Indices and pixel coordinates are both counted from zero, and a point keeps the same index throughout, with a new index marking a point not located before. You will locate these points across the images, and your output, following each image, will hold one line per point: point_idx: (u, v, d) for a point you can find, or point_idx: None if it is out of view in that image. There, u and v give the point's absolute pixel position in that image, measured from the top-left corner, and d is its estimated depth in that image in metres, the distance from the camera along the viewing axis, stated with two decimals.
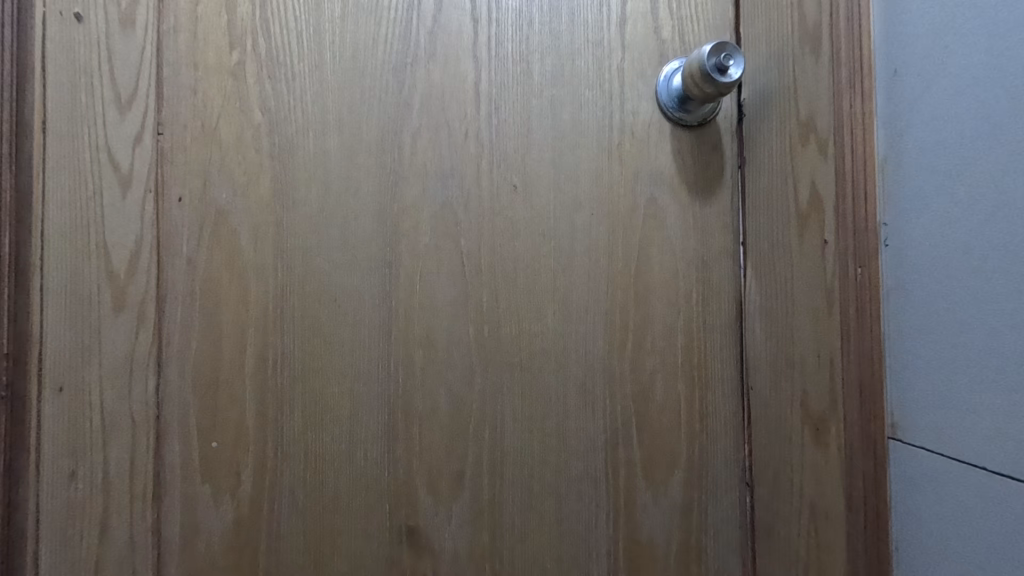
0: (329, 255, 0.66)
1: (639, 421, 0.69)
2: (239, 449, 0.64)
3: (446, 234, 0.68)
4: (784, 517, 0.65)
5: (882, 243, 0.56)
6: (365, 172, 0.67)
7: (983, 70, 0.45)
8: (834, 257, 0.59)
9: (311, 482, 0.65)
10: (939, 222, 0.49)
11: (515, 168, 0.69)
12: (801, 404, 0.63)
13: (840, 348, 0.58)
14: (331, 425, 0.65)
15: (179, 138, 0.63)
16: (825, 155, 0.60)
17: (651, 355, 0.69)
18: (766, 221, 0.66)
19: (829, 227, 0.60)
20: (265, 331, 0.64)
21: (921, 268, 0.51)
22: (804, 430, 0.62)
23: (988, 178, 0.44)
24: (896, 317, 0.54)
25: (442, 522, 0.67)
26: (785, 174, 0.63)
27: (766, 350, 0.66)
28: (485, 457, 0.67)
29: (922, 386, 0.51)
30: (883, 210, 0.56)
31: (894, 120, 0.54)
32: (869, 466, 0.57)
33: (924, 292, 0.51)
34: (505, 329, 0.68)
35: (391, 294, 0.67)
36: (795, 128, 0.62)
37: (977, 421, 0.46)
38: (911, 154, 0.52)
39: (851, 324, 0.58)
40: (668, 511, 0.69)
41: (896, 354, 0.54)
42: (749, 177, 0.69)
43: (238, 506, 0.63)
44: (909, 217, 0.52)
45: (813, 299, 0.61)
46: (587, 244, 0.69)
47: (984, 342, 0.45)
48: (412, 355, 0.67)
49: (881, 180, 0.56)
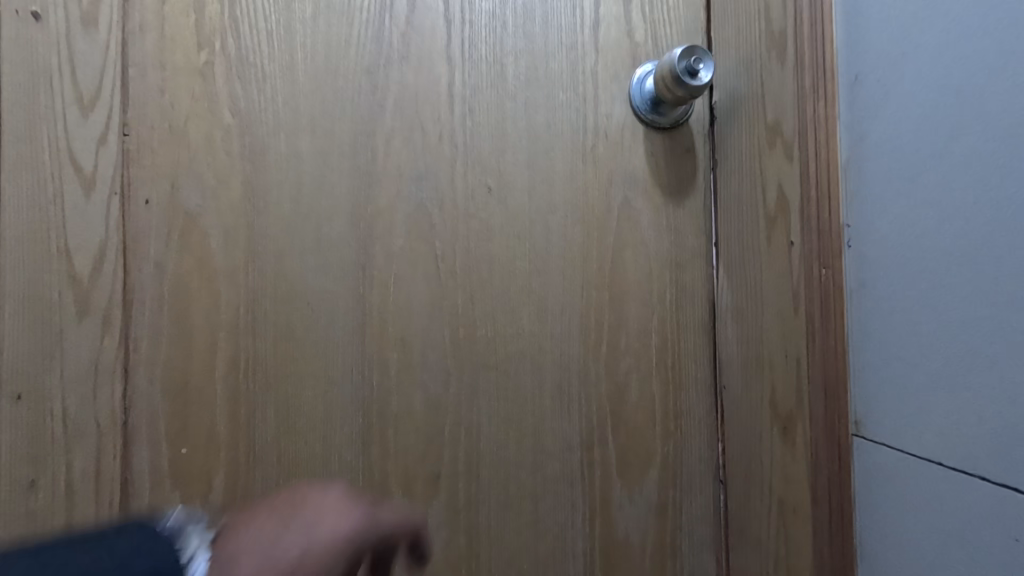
0: (302, 256, 0.65)
1: (615, 420, 0.70)
2: (211, 455, 0.63)
3: (421, 237, 0.68)
4: (755, 517, 0.65)
5: (846, 244, 0.56)
6: (339, 174, 0.66)
7: (947, 75, 0.45)
8: (799, 257, 0.59)
9: (286, 487, 0.64)
10: (904, 224, 0.49)
11: (489, 170, 0.69)
12: (770, 403, 0.63)
13: (806, 348, 0.59)
14: (305, 430, 0.64)
15: (146, 139, 0.62)
16: (791, 158, 0.60)
17: (626, 355, 0.70)
18: (737, 223, 0.67)
19: (794, 230, 0.60)
20: (238, 335, 0.64)
21: (888, 270, 0.51)
22: (774, 431, 0.63)
23: (950, 181, 0.45)
24: (860, 319, 0.55)
25: (417, 525, 0.67)
26: (753, 176, 0.64)
27: (738, 350, 0.67)
28: (461, 458, 0.67)
29: (888, 385, 0.51)
30: (848, 212, 0.56)
31: (856, 123, 0.55)
32: (834, 464, 0.57)
33: (889, 294, 0.51)
34: (480, 331, 0.68)
35: (365, 296, 0.66)
36: (763, 129, 0.63)
37: (943, 419, 0.46)
38: (875, 157, 0.53)
39: (817, 322, 0.58)
40: (643, 510, 0.70)
41: (860, 354, 0.55)
42: (721, 180, 0.70)
43: None
44: (874, 220, 0.53)
45: (782, 300, 0.61)
46: (562, 245, 0.70)
47: (948, 342, 0.45)
48: (387, 357, 0.66)
49: (845, 183, 0.56)
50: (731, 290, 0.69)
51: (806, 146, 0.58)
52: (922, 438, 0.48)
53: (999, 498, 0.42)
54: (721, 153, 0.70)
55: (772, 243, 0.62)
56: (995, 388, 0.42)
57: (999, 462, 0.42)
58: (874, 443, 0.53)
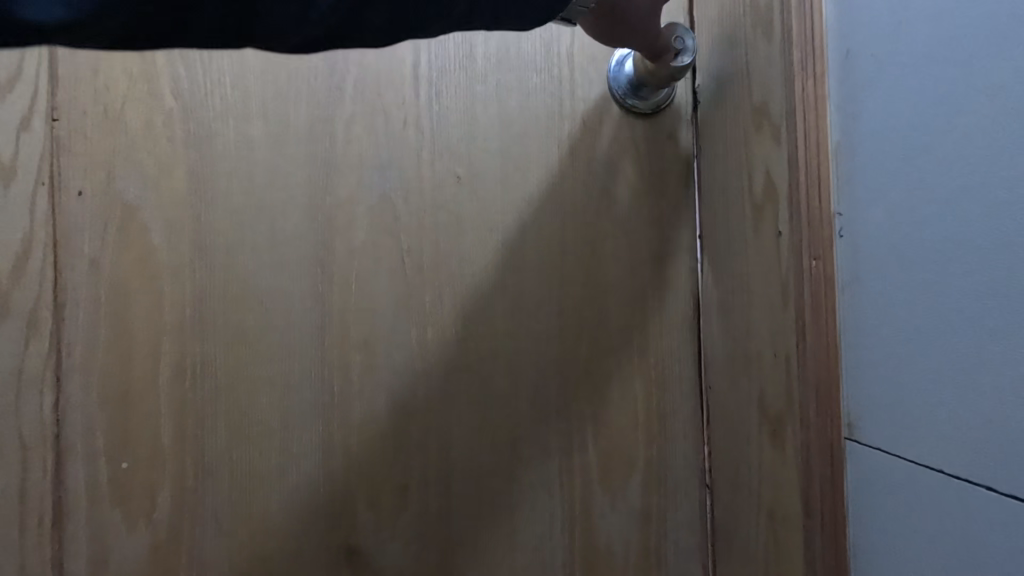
0: (256, 253, 0.60)
1: (595, 423, 0.66)
2: (155, 470, 0.58)
3: (384, 229, 0.63)
4: (744, 523, 0.61)
5: (837, 234, 0.50)
6: (294, 163, 0.61)
7: (951, 40, 0.39)
8: (788, 249, 0.53)
9: (241, 502, 0.59)
10: (901, 209, 0.43)
11: (458, 158, 0.64)
12: (758, 403, 0.58)
13: (795, 346, 0.52)
14: (260, 440, 0.60)
15: (78, 124, 0.58)
16: (779, 140, 0.54)
17: (606, 355, 0.66)
18: (722, 213, 0.63)
19: (782, 218, 0.54)
20: (183, 338, 0.58)
21: (883, 262, 0.45)
22: (763, 429, 0.58)
23: (953, 157, 0.39)
24: (853, 318, 0.49)
25: (384, 540, 0.62)
26: (740, 163, 0.60)
27: (723, 347, 0.64)
28: (432, 467, 0.63)
29: (884, 391, 0.45)
30: (841, 198, 0.50)
31: (848, 100, 0.49)
32: (827, 470, 0.50)
33: (885, 292, 0.45)
34: (451, 331, 0.64)
35: (324, 295, 0.61)
36: (749, 112, 0.59)
37: (947, 430, 0.40)
38: (869, 135, 0.47)
39: (807, 318, 0.51)
40: (626, 517, 0.66)
41: (852, 358, 0.49)
42: (706, 167, 0.66)
43: (155, 532, 0.57)
44: (869, 209, 0.47)
45: (770, 293, 0.56)
46: (538, 238, 0.65)
47: (951, 343, 0.39)
48: (349, 360, 0.62)
49: (837, 167, 0.50)
50: (716, 285, 0.65)
51: (794, 126, 0.52)
52: (924, 452, 0.42)
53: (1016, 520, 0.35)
54: (704, 140, 0.66)
55: (759, 232, 0.57)
56: (1004, 394, 0.36)
57: (1009, 478, 0.36)
58: (871, 456, 0.47)
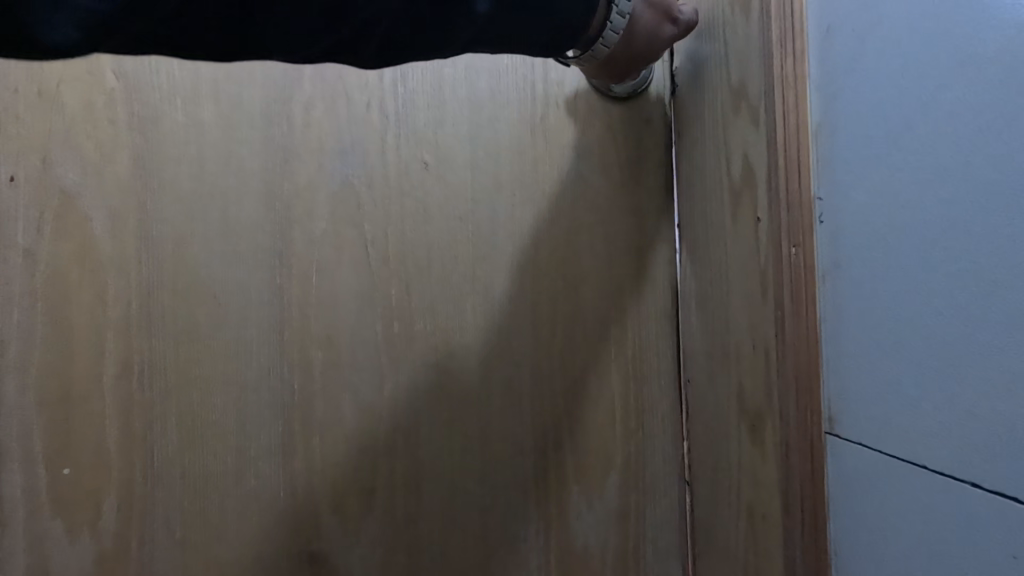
0: (208, 243, 0.56)
1: (570, 420, 0.63)
2: (100, 475, 0.54)
3: (347, 219, 0.59)
4: (722, 521, 0.59)
5: (818, 220, 0.47)
6: (249, 149, 0.57)
7: (941, 10, 0.37)
8: (766, 236, 0.51)
9: (194, 510, 0.56)
10: (885, 191, 0.41)
11: (425, 143, 0.61)
12: (736, 395, 0.56)
13: (773, 338, 0.50)
14: (214, 442, 0.56)
15: (10, 105, 0.53)
16: (757, 123, 0.51)
17: (582, 348, 0.64)
18: (701, 201, 0.61)
19: (761, 205, 0.51)
20: (128, 335, 0.55)
21: (867, 248, 0.42)
22: (744, 425, 0.55)
23: (942, 131, 0.36)
24: (834, 308, 0.46)
25: (349, 546, 0.59)
26: (717, 148, 0.58)
27: (703, 340, 0.61)
28: (400, 467, 0.60)
29: (868, 387, 0.42)
30: (823, 183, 0.47)
31: (829, 81, 0.46)
32: (806, 467, 0.47)
33: (868, 280, 0.42)
34: (419, 326, 0.61)
35: (282, 289, 0.58)
36: (728, 93, 0.56)
37: (934, 424, 0.37)
38: (851, 116, 0.44)
39: (787, 308, 0.48)
40: (603, 516, 0.63)
41: (832, 351, 0.46)
42: (684, 153, 0.64)
43: (101, 541, 0.54)
44: (852, 192, 0.44)
45: (750, 284, 0.53)
46: (509, 227, 0.63)
47: (939, 330, 0.37)
48: (311, 357, 0.58)
49: (819, 151, 0.47)
50: (694, 276, 0.62)
51: (772, 106, 0.49)
52: (911, 450, 0.39)
53: (1006, 519, 0.33)
54: (682, 126, 0.64)
55: (738, 219, 0.55)
56: (996, 382, 0.33)
57: (1000, 473, 0.33)
58: (854, 457, 0.44)
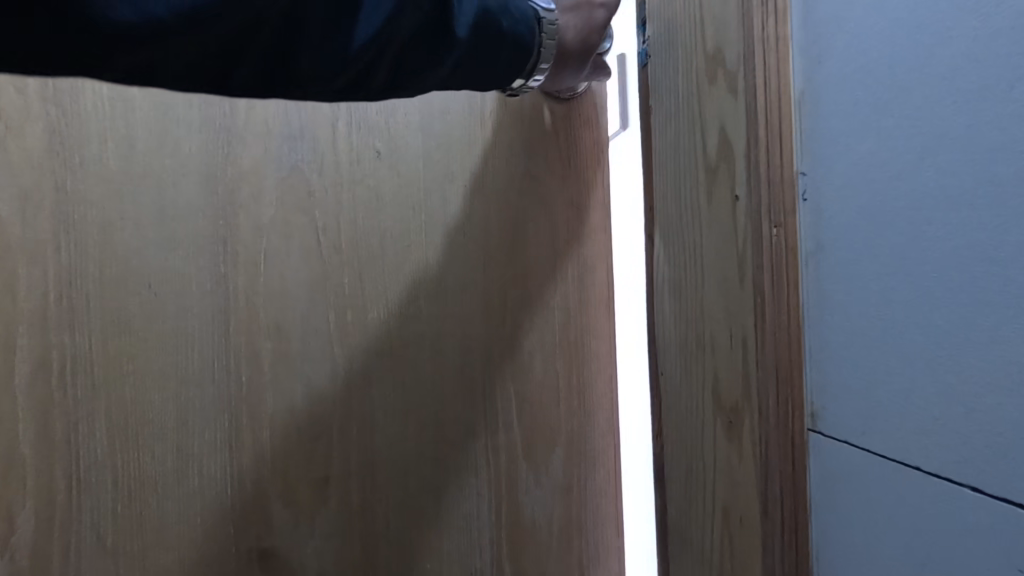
0: (141, 229, 0.52)
1: (519, 402, 0.67)
2: (13, 482, 0.49)
3: (296, 207, 0.58)
4: (697, 524, 0.45)
5: (800, 199, 0.36)
6: (186, 128, 0.54)
7: None
8: (745, 217, 0.37)
9: (128, 516, 0.52)
10: (875, 162, 0.30)
11: (377, 133, 0.61)
12: (713, 390, 0.42)
13: (751, 327, 0.37)
14: (151, 443, 0.52)
15: None
16: (735, 92, 0.38)
17: (528, 333, 0.67)
18: (674, 186, 0.46)
19: (739, 180, 0.38)
20: (46, 328, 0.50)
21: (845, 232, 0.32)
22: (721, 420, 0.41)
23: (942, 77, 0.26)
24: (820, 310, 0.34)
25: (302, 539, 0.58)
26: (691, 120, 0.43)
27: (680, 329, 0.46)
28: (354, 458, 0.60)
29: (855, 384, 0.32)
30: (808, 154, 0.35)
31: (813, 43, 0.35)
32: (787, 465, 0.36)
33: (857, 274, 0.32)
34: (373, 315, 0.61)
35: (227, 277, 0.55)
36: (702, 61, 0.42)
37: (918, 433, 0.28)
38: (838, 71, 0.33)
39: (767, 294, 0.36)
40: (550, 490, 0.68)
41: (820, 369, 0.35)
42: (658, 127, 0.48)
43: (19, 552, 0.50)
44: (850, 160, 0.32)
45: (725, 260, 0.40)
46: (462, 218, 0.64)
47: (933, 317, 0.27)
48: (258, 348, 0.56)
49: (804, 117, 0.35)
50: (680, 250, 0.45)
51: (752, 76, 0.36)
52: (902, 449, 0.29)
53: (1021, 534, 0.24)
54: (656, 95, 0.48)
55: (713, 199, 0.41)
56: (1002, 376, 0.24)
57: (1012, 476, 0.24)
58: (845, 458, 0.33)
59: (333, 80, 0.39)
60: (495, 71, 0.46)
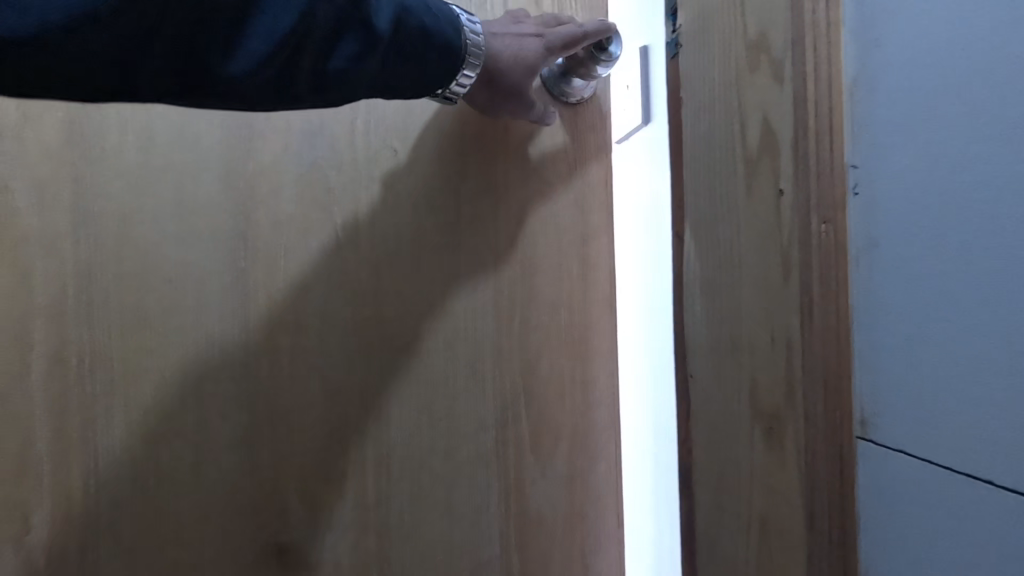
0: (159, 224, 0.52)
1: (528, 396, 0.65)
2: (31, 472, 0.50)
3: (315, 203, 0.57)
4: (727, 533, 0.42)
5: (851, 191, 0.34)
6: (206, 122, 0.54)
7: None
8: (792, 209, 0.35)
9: (146, 512, 0.52)
10: (940, 152, 0.28)
11: (394, 132, 0.60)
12: (749, 396, 0.39)
13: (799, 330, 0.35)
14: (170, 440, 0.53)
15: None
16: (781, 79, 0.36)
17: (538, 331, 0.65)
18: (706, 185, 0.42)
19: (784, 173, 0.36)
20: (62, 323, 0.51)
21: (908, 227, 0.30)
22: (758, 427, 0.38)
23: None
24: (872, 310, 0.33)
25: (319, 533, 0.58)
26: (727, 120, 0.40)
27: (712, 332, 0.42)
28: (369, 452, 0.60)
29: (910, 391, 0.30)
30: (860, 147, 0.33)
31: (869, 25, 0.33)
32: (834, 471, 0.34)
33: (915, 270, 0.30)
34: (389, 311, 0.60)
35: (247, 273, 0.55)
36: (743, 51, 0.39)
37: (981, 437, 0.27)
38: (899, 56, 0.31)
39: (814, 295, 0.34)
40: (558, 483, 0.66)
41: (870, 371, 0.33)
42: (691, 120, 0.44)
43: (37, 544, 0.51)
44: (913, 151, 0.30)
45: (766, 262, 0.37)
46: (476, 212, 0.63)
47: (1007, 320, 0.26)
48: (277, 344, 0.56)
49: (857, 109, 0.33)
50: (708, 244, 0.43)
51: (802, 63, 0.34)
52: (968, 460, 0.27)
53: None
54: (689, 87, 0.44)
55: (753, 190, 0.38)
56: None
57: None
58: (896, 466, 0.31)
59: (257, 79, 0.36)
60: (423, 69, 0.44)
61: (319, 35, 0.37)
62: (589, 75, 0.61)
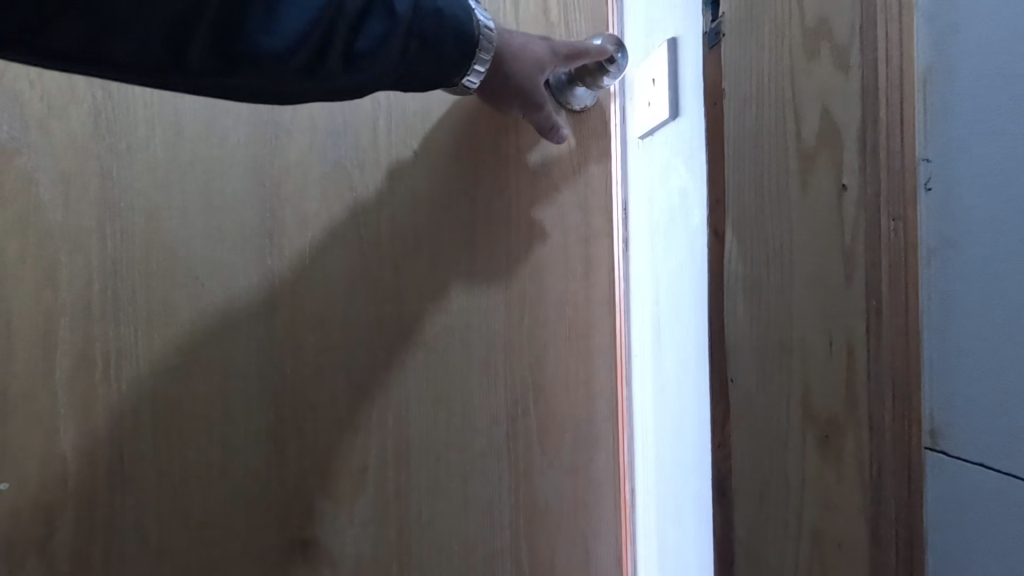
0: (188, 220, 0.53)
1: (537, 391, 0.65)
2: (56, 466, 0.51)
3: (339, 201, 0.58)
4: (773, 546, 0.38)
5: (923, 184, 0.32)
6: (233, 119, 0.54)
7: None
8: (857, 206, 0.32)
9: (172, 505, 0.53)
10: None
11: (413, 134, 0.60)
12: (801, 403, 0.36)
13: (868, 336, 0.32)
14: (196, 434, 0.53)
15: None
16: (847, 65, 0.33)
17: (545, 327, 0.65)
18: (750, 173, 0.39)
19: (848, 167, 0.33)
20: (88, 317, 0.51)
21: (995, 226, 0.28)
22: (810, 435, 0.35)
23: None
24: (947, 313, 0.31)
25: (342, 526, 0.59)
26: (758, 119, 0.39)
27: (753, 337, 0.39)
28: (390, 446, 0.60)
29: (993, 401, 0.29)
30: (936, 138, 0.31)
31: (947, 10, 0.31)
32: (901, 481, 0.32)
33: (1005, 270, 0.28)
34: (409, 308, 0.60)
35: (272, 270, 0.55)
36: (799, 36, 0.36)
37: None
38: (984, 43, 0.29)
39: (884, 298, 0.32)
40: (565, 475, 0.66)
41: (944, 377, 0.31)
42: (731, 118, 0.41)
43: (62, 538, 0.51)
44: (1003, 145, 0.28)
45: (824, 262, 0.34)
46: (491, 208, 0.63)
47: None
48: (301, 341, 0.57)
49: (929, 103, 0.31)
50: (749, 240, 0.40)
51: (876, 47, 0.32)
52: None
53: None
54: (730, 78, 0.41)
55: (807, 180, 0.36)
56: None
57: None
58: (976, 479, 0.30)
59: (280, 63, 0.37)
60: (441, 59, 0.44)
61: (344, 25, 0.39)
62: (594, 84, 0.64)
